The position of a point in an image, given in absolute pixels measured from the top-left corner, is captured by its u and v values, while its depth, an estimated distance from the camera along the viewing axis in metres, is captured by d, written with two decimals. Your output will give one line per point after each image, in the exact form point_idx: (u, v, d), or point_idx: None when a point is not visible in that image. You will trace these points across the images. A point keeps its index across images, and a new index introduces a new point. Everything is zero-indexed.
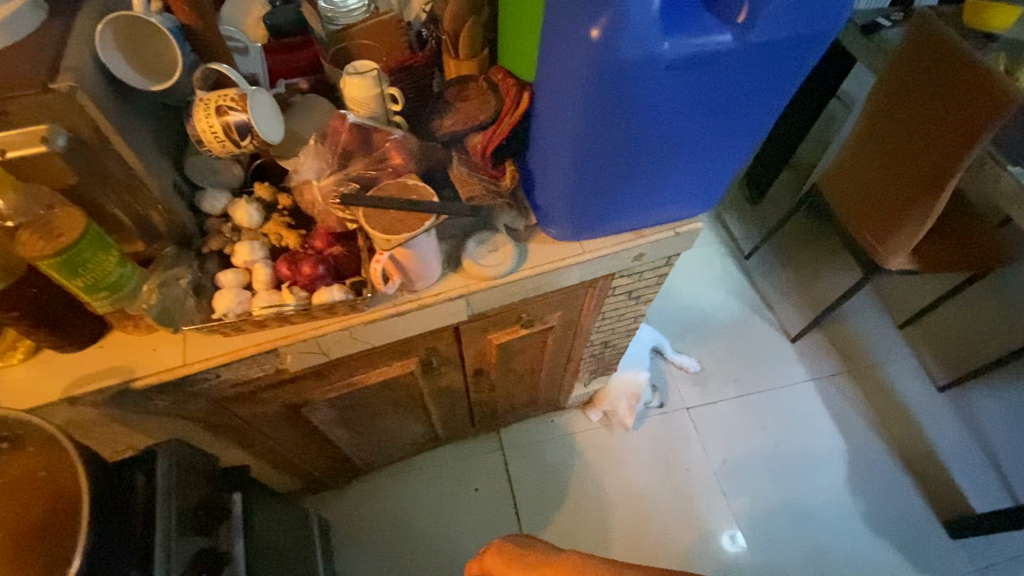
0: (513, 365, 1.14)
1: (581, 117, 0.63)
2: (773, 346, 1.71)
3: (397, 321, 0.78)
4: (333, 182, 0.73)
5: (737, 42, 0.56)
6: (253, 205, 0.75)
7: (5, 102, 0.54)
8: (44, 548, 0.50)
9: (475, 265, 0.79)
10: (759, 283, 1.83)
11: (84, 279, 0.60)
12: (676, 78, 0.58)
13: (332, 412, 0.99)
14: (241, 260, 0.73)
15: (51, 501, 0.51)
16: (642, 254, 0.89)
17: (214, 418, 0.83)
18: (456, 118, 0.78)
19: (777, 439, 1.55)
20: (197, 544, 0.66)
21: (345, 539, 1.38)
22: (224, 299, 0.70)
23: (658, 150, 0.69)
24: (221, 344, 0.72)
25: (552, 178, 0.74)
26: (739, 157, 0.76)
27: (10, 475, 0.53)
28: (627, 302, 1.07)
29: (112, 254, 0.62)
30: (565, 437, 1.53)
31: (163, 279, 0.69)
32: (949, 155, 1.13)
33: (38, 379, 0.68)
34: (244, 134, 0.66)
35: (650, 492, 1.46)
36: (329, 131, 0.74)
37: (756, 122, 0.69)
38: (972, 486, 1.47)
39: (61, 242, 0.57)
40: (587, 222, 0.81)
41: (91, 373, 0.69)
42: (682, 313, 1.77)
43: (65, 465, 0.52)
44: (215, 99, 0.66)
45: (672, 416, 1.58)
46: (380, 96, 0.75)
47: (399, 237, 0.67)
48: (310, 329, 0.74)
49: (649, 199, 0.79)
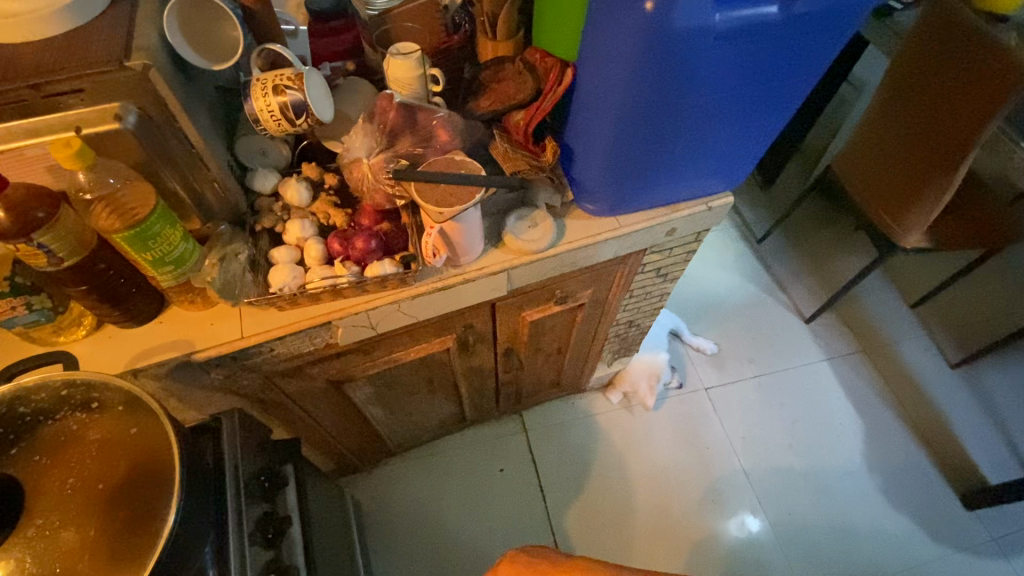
0: (543, 344, 1.17)
1: (625, 91, 0.65)
2: (787, 327, 1.75)
3: (442, 295, 0.80)
4: (382, 160, 0.76)
5: (783, 13, 0.58)
6: (303, 183, 0.77)
7: (82, 79, 0.56)
8: (136, 504, 0.53)
9: (516, 240, 0.81)
10: (772, 267, 1.87)
11: (153, 253, 0.63)
12: (723, 51, 0.60)
13: (371, 390, 1.02)
14: (293, 238, 0.76)
15: (133, 461, 0.55)
16: (675, 228, 0.92)
17: (262, 393, 0.86)
18: (494, 98, 0.81)
19: (795, 417, 1.58)
20: (261, 508, 0.69)
21: (375, 521, 1.40)
22: (279, 273, 0.72)
23: (699, 124, 0.71)
24: (277, 318, 0.74)
25: (593, 154, 0.77)
26: (774, 130, 0.78)
27: (99, 433, 0.56)
28: (654, 280, 1.10)
29: (178, 230, 0.65)
30: (587, 418, 1.56)
31: (223, 254, 0.72)
32: (963, 134, 1.15)
33: (100, 353, 0.70)
34: (299, 113, 0.70)
35: (672, 469, 1.49)
36: (376, 111, 0.77)
37: (794, 94, 0.71)
38: (987, 461, 1.50)
39: (135, 217, 0.60)
40: (624, 197, 0.83)
41: (152, 347, 0.71)
42: (697, 296, 1.80)
43: (156, 425, 0.56)
44: (271, 78, 0.69)
45: (691, 396, 1.61)
46: (422, 76, 0.77)
47: (451, 209, 0.69)
48: (361, 302, 0.76)
49: (685, 173, 0.81)
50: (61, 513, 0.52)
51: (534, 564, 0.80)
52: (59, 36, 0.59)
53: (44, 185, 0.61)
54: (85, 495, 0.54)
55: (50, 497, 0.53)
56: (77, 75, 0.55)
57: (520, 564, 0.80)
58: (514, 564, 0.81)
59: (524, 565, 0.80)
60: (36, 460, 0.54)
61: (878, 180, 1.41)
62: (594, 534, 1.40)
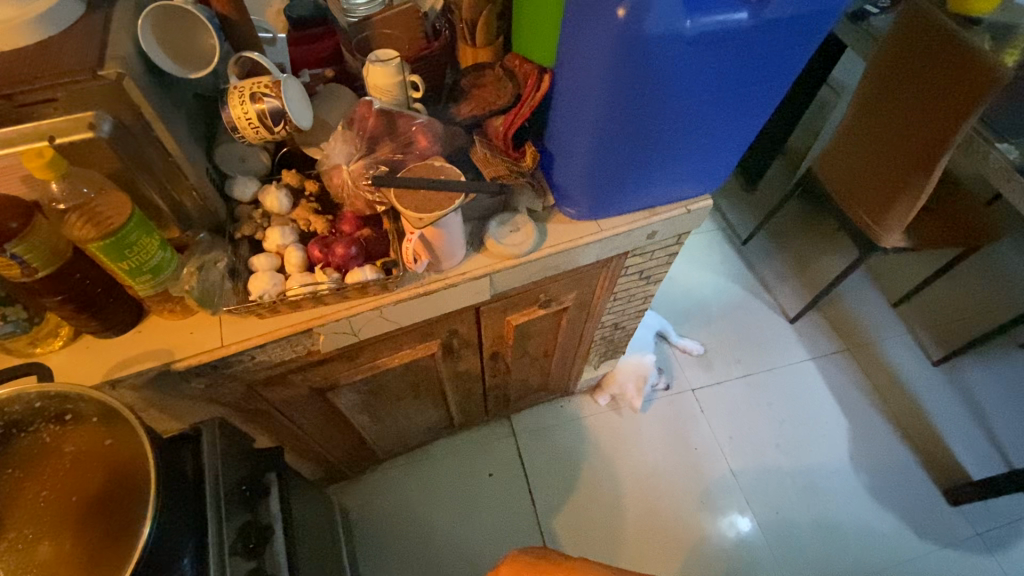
0: (529, 348, 1.17)
1: (601, 97, 0.66)
2: (772, 327, 1.77)
3: (424, 300, 0.81)
4: (362, 166, 0.76)
5: (753, 19, 0.59)
6: (283, 190, 0.77)
7: (54, 88, 0.56)
8: (112, 516, 0.52)
9: (497, 245, 0.81)
10: (758, 268, 1.89)
11: (129, 262, 0.62)
12: (695, 56, 0.61)
13: (356, 396, 1.01)
14: (273, 245, 0.75)
15: (108, 472, 0.54)
16: (656, 231, 0.93)
17: (244, 402, 0.85)
18: (474, 103, 0.82)
19: (782, 416, 1.60)
20: (243, 517, 0.68)
21: (363, 528, 1.40)
22: (259, 281, 0.72)
23: (675, 128, 0.72)
24: (257, 326, 0.74)
25: (572, 159, 0.78)
26: (750, 133, 0.79)
27: (74, 445, 0.56)
28: (638, 282, 1.11)
29: (155, 238, 0.64)
30: (576, 420, 1.56)
31: (201, 262, 0.71)
32: (939, 136, 1.17)
33: (78, 364, 0.69)
34: (277, 120, 0.70)
35: (661, 470, 1.50)
36: (356, 118, 0.77)
37: (767, 98, 0.73)
38: (969, 455, 1.53)
39: (110, 226, 0.59)
40: (604, 201, 0.84)
41: (131, 356, 0.70)
42: (684, 298, 1.82)
43: (132, 436, 0.55)
44: (249, 86, 0.69)
45: (679, 397, 1.62)
46: (402, 83, 0.77)
47: (431, 215, 0.69)
48: (342, 308, 0.76)
49: (664, 176, 0.82)
50: (34, 525, 0.52)
51: (528, 565, 0.80)
52: (31, 45, 0.58)
53: (17, 194, 0.61)
54: (59, 507, 0.53)
55: (24, 510, 0.53)
56: (49, 85, 0.55)
57: (516, 566, 0.80)
58: (512, 565, 0.81)
59: (520, 566, 0.80)
60: (9, 473, 0.54)
61: (857, 182, 1.43)
62: (585, 537, 1.40)
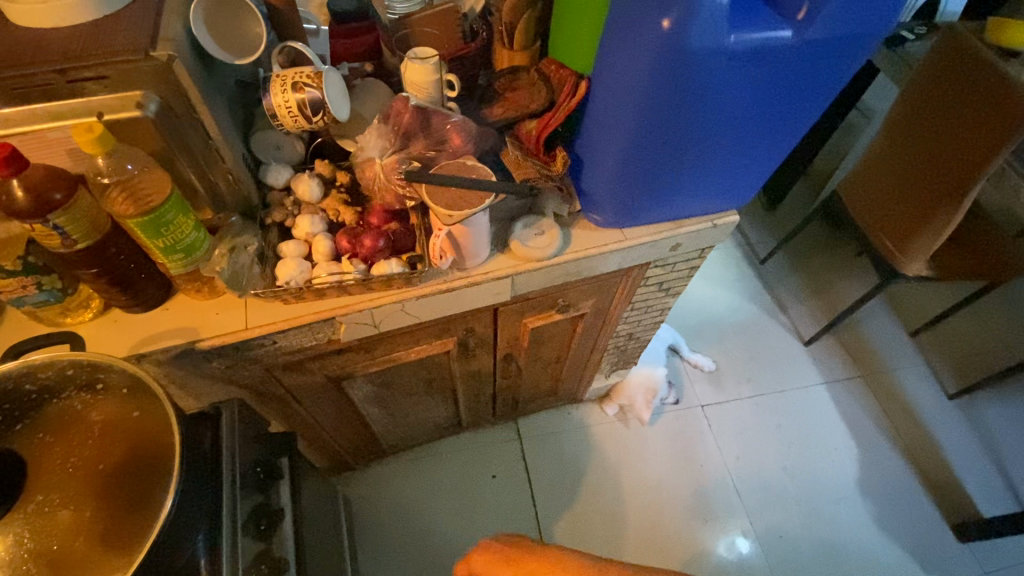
0: (542, 352, 1.17)
1: (637, 106, 0.66)
2: (786, 348, 1.75)
3: (446, 297, 0.81)
4: (395, 161, 0.77)
5: (795, 39, 0.60)
6: (315, 179, 0.79)
7: (105, 67, 0.57)
8: (132, 489, 0.53)
9: (522, 247, 0.82)
10: (774, 287, 1.88)
11: (164, 240, 0.63)
12: (736, 71, 0.62)
13: (369, 388, 1.02)
14: (302, 232, 0.77)
15: (134, 442, 0.55)
16: (679, 244, 0.93)
17: (261, 386, 0.86)
18: (506, 106, 0.82)
19: (791, 439, 1.58)
20: (255, 499, 0.69)
21: (364, 521, 1.40)
22: (287, 267, 0.73)
23: (708, 143, 0.72)
24: (282, 311, 0.75)
25: (602, 165, 0.78)
26: (782, 152, 0.79)
27: (102, 414, 0.57)
28: (657, 293, 1.11)
29: (190, 218, 0.66)
30: (583, 428, 1.56)
31: (233, 245, 0.72)
32: (971, 165, 1.16)
33: (105, 336, 0.71)
34: (316, 110, 0.71)
35: (665, 484, 1.49)
36: (391, 113, 0.78)
37: (801, 120, 0.73)
38: (980, 491, 1.50)
39: (150, 204, 0.61)
40: (630, 210, 0.84)
41: (157, 333, 0.71)
42: (697, 314, 1.81)
43: (157, 407, 0.56)
44: (291, 75, 0.70)
45: (686, 412, 1.61)
46: (438, 81, 0.78)
47: (461, 212, 0.70)
48: (366, 300, 0.77)
49: (692, 190, 0.82)
50: (60, 491, 0.53)
51: None
52: (86, 23, 0.60)
53: (62, 167, 0.62)
54: (85, 474, 0.54)
55: (52, 475, 0.54)
56: (102, 63, 0.57)
57: None
58: None
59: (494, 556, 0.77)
60: (37, 438, 0.56)
61: (882, 208, 1.42)
62: (584, 545, 1.40)
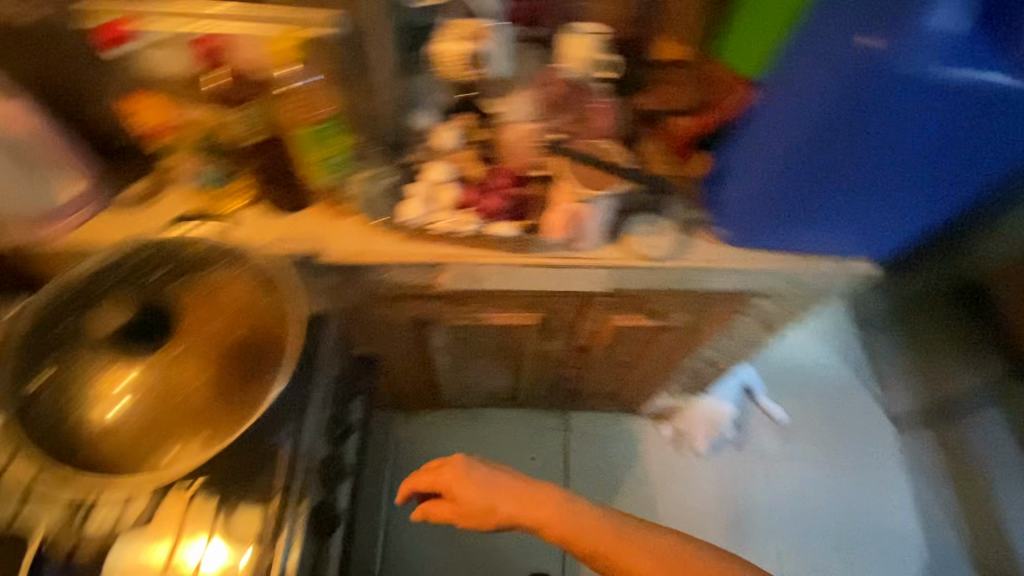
0: (618, 353, 1.15)
1: (812, 125, 0.63)
2: (875, 426, 1.53)
3: (548, 272, 0.82)
4: (537, 129, 0.77)
5: (1015, 88, 0.55)
6: (456, 130, 0.81)
7: None
8: (245, 365, 0.60)
9: (636, 242, 0.80)
10: (879, 359, 1.62)
11: (320, 151, 0.71)
12: (939, 106, 0.57)
13: (448, 339, 1.06)
14: (432, 176, 0.78)
15: (253, 328, 0.62)
16: (801, 282, 0.87)
17: (357, 309, 0.92)
18: (654, 98, 0.82)
19: (855, 521, 1.41)
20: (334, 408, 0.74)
21: (404, 463, 1.46)
22: (412, 206, 0.77)
23: (871, 181, 0.68)
24: (398, 245, 0.79)
25: (746, 180, 0.75)
26: (945, 212, 0.73)
27: (232, 295, 0.63)
28: (756, 327, 1.04)
29: (345, 140, 0.73)
30: (632, 440, 1.51)
31: (371, 174, 0.78)
32: None
33: (245, 228, 0.78)
34: (481, 63, 0.73)
35: (697, 524, 1.40)
36: (546, 82, 0.79)
37: (983, 183, 0.67)
38: None
39: (319, 115, 0.68)
40: (759, 236, 0.80)
41: (288, 236, 0.78)
42: (779, 364, 1.62)
43: (280, 303, 0.62)
44: (469, 26, 0.72)
45: (744, 458, 1.48)
46: (591, 60, 0.77)
47: (587, 191, 0.73)
48: (474, 255, 0.79)
49: (832, 229, 0.77)
50: (191, 343, 0.62)
51: None
52: None
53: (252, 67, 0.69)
54: (210, 340, 0.62)
55: (189, 330, 0.62)
56: None
57: None
58: None
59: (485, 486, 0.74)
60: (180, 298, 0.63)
61: None
62: None
